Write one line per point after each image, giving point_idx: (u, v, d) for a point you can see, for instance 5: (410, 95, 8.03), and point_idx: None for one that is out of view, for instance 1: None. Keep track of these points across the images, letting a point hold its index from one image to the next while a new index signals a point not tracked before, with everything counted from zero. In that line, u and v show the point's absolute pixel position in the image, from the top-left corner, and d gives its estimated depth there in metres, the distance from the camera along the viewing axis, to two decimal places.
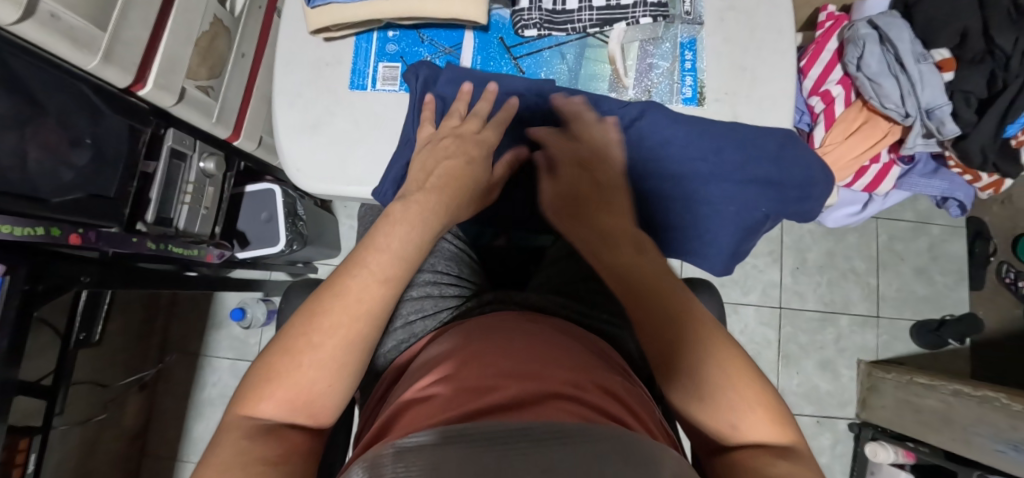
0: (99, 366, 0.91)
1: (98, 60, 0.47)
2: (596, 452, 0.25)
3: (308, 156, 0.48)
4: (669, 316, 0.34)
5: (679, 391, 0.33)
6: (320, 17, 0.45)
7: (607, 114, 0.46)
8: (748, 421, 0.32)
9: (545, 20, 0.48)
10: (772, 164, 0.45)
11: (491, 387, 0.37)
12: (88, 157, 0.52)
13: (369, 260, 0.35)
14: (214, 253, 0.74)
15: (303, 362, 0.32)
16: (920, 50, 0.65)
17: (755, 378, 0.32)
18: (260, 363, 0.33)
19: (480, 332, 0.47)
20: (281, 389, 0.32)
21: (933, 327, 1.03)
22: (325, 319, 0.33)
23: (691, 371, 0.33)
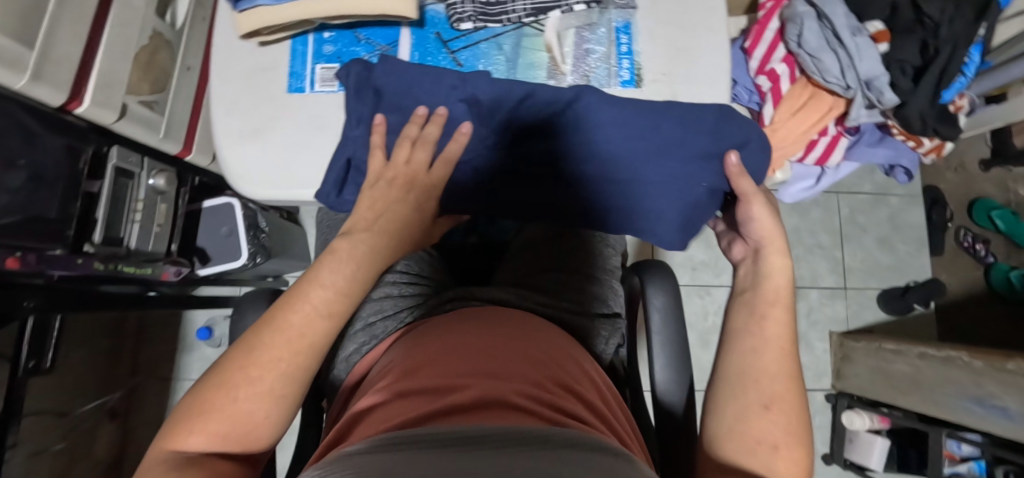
0: (61, 396, 0.88)
1: (28, 78, 0.46)
2: (519, 454, 0.27)
3: (250, 163, 0.48)
4: (784, 346, 0.41)
5: (752, 399, 0.38)
6: (249, 20, 0.45)
7: (546, 100, 0.45)
8: (791, 453, 0.36)
9: (479, 13, 0.48)
10: (709, 137, 0.45)
11: (445, 387, 0.37)
12: (24, 178, 0.51)
13: (311, 296, 0.37)
14: (170, 270, 0.71)
15: (238, 396, 0.33)
16: (855, 23, 0.66)
17: (784, 422, 0.37)
18: (193, 397, 0.34)
19: (437, 331, 0.47)
20: (213, 422, 0.33)
21: (899, 294, 1.05)
22: (264, 351, 0.34)
23: (774, 389, 0.38)
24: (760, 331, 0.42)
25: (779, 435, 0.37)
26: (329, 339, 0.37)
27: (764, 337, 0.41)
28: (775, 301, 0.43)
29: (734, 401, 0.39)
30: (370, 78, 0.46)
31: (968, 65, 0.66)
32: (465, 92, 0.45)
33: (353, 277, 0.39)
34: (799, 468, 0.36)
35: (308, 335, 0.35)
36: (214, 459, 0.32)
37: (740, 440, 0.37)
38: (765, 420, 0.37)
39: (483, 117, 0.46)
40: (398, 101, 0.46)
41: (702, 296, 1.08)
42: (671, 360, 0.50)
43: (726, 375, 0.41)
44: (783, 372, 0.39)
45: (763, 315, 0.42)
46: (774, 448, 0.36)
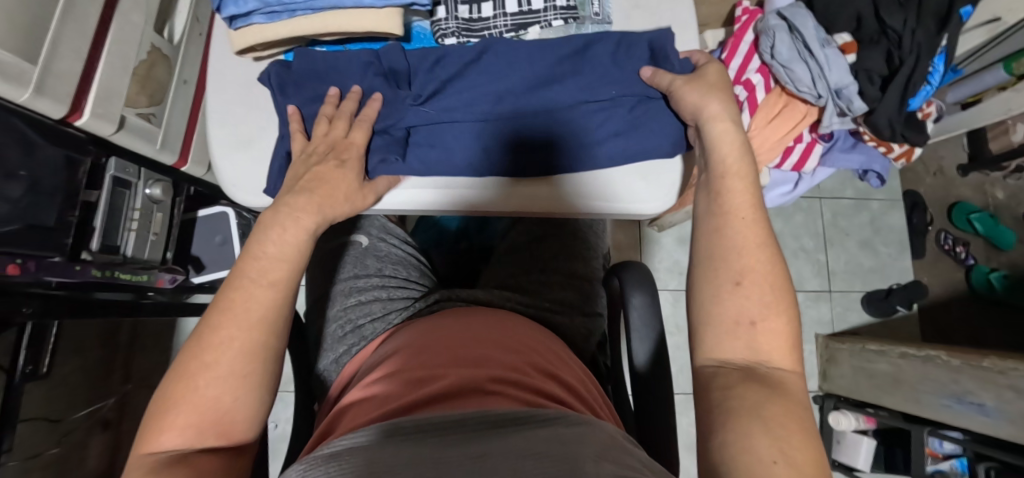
0: (52, 401, 0.89)
1: (30, 91, 0.48)
2: (496, 443, 0.28)
3: (243, 172, 0.50)
4: (751, 213, 0.39)
5: (723, 280, 0.37)
6: (244, 37, 0.47)
7: (457, 57, 0.49)
8: (770, 326, 0.35)
9: (462, 28, 0.51)
10: (608, 62, 0.49)
11: (428, 376, 0.40)
12: (24, 189, 0.52)
13: (247, 268, 0.39)
14: (166, 277, 0.74)
15: (198, 384, 0.34)
16: (824, 35, 0.70)
17: (763, 293, 0.36)
18: (157, 398, 0.34)
19: (421, 328, 0.49)
20: (183, 416, 0.33)
21: (881, 296, 1.08)
22: (212, 338, 0.35)
23: (745, 264, 0.37)
24: (722, 205, 0.40)
25: (756, 312, 0.35)
26: (276, 311, 0.38)
27: (728, 209, 0.39)
28: (733, 174, 0.41)
29: (705, 286, 0.37)
30: (292, 76, 0.48)
31: (933, 74, 0.69)
32: (378, 64, 0.49)
33: (283, 240, 0.41)
34: (784, 336, 0.35)
35: (253, 307, 0.37)
36: (200, 455, 0.33)
37: (717, 327, 0.36)
38: (738, 298, 0.36)
39: (401, 84, 0.49)
40: (319, 85, 0.49)
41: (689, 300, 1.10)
42: (649, 360, 0.53)
43: (697, 262, 0.39)
44: (753, 242, 0.38)
45: (724, 191, 0.40)
46: (752, 326, 0.35)
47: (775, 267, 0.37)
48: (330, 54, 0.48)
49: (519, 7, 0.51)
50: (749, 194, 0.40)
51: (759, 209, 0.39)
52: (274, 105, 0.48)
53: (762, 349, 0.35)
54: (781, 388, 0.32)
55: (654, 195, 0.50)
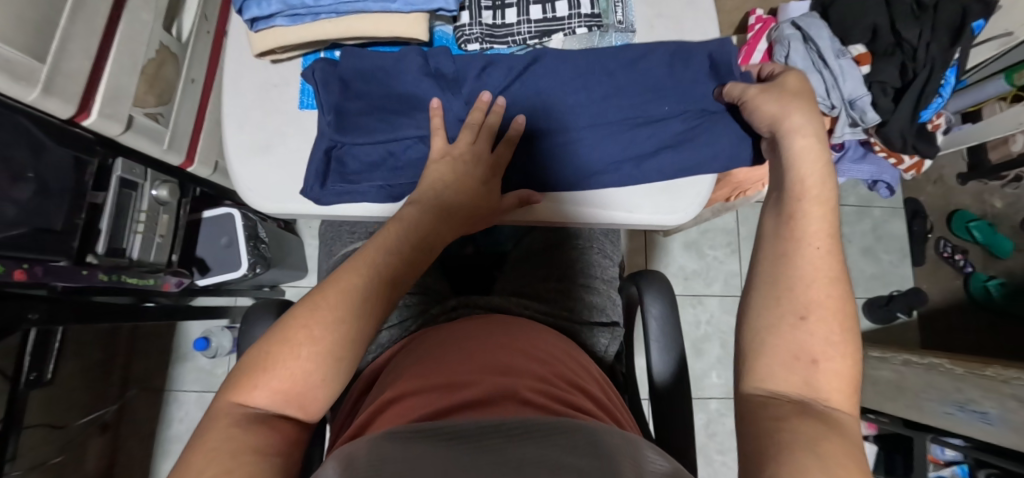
0: (53, 409, 0.91)
1: (39, 91, 0.46)
2: (532, 444, 0.27)
3: (261, 177, 0.49)
4: (824, 245, 0.37)
5: (785, 311, 0.35)
6: (265, 40, 0.46)
7: (505, 66, 0.49)
8: (832, 369, 0.33)
9: (486, 34, 0.50)
10: (661, 73, 0.50)
11: (452, 385, 0.38)
12: (31, 191, 0.51)
13: (369, 261, 0.38)
14: (172, 281, 0.72)
15: (299, 354, 0.32)
16: (839, 46, 0.70)
17: (827, 333, 0.34)
18: (254, 352, 0.33)
19: (442, 340, 0.47)
20: (274, 380, 0.32)
21: (882, 303, 1.09)
22: (327, 312, 0.34)
23: (811, 298, 0.35)
24: (795, 221, 0.38)
25: (819, 349, 0.33)
26: (378, 297, 0.37)
27: (800, 234, 0.37)
28: (815, 192, 0.39)
29: (766, 311, 0.36)
30: (342, 76, 0.47)
31: (944, 87, 0.70)
32: (428, 67, 0.48)
33: (403, 244, 0.40)
34: (848, 378, 0.33)
35: (363, 289, 0.36)
36: (280, 420, 0.32)
37: (772, 358, 0.34)
38: (798, 334, 0.34)
39: (450, 88, 0.49)
40: (363, 87, 0.48)
41: (693, 305, 1.11)
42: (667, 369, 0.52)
43: (757, 286, 0.37)
44: (821, 275, 0.36)
45: (799, 216, 0.38)
46: (813, 364, 0.33)
47: (845, 303, 0.35)
48: (377, 57, 0.48)
49: (543, 14, 0.50)
50: (827, 219, 0.38)
51: (833, 239, 0.37)
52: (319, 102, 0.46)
53: (821, 387, 0.32)
54: (838, 426, 0.30)
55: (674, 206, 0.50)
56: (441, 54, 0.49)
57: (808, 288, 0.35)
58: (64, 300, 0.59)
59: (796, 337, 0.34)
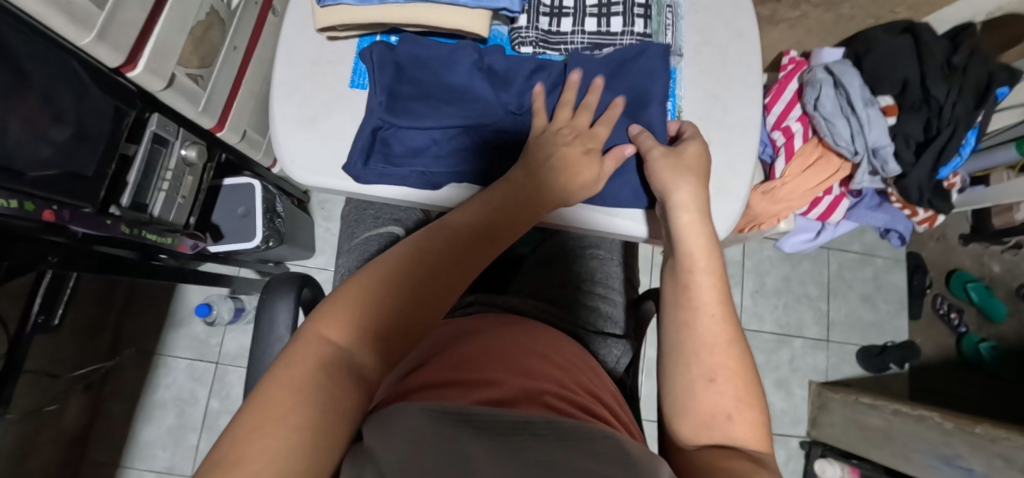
0: None
1: (92, 37, 0.47)
2: (580, 453, 0.26)
3: (304, 149, 0.49)
4: (720, 309, 0.39)
5: (695, 374, 0.37)
6: (328, 16, 0.47)
7: (553, 71, 0.50)
8: (747, 418, 0.35)
9: (541, 39, 0.51)
10: None
11: (479, 380, 0.35)
12: (69, 134, 0.51)
13: (458, 225, 0.42)
14: (188, 243, 0.74)
15: (383, 294, 0.36)
16: (868, 95, 0.72)
17: (736, 374, 0.37)
18: (339, 292, 0.36)
19: (467, 330, 0.45)
20: (361, 315, 0.35)
21: (877, 352, 1.11)
22: (419, 259, 0.38)
23: (716, 360, 0.37)
24: (685, 293, 0.40)
25: (731, 403, 0.36)
26: (449, 265, 0.39)
27: (694, 299, 0.40)
28: (703, 264, 0.41)
29: (679, 376, 0.38)
30: (400, 61, 0.49)
31: (965, 147, 0.72)
32: (481, 62, 0.49)
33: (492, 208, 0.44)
34: (759, 426, 0.36)
35: (433, 240, 0.40)
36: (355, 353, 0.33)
37: (691, 419, 0.36)
38: (712, 394, 0.36)
39: (500, 85, 0.49)
40: (418, 73, 0.49)
41: None
42: None
43: (669, 336, 0.40)
44: (723, 338, 0.38)
45: (692, 284, 0.40)
46: (728, 419, 0.35)
47: (743, 360, 0.38)
48: (437, 47, 0.49)
49: (598, 27, 0.52)
50: (715, 274, 0.41)
51: (727, 302, 0.40)
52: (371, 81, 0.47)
53: (740, 437, 0.35)
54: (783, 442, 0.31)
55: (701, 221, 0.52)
56: (492, 52, 0.50)
57: (706, 326, 0.38)
58: (92, 247, 0.59)
59: (719, 391, 0.36)
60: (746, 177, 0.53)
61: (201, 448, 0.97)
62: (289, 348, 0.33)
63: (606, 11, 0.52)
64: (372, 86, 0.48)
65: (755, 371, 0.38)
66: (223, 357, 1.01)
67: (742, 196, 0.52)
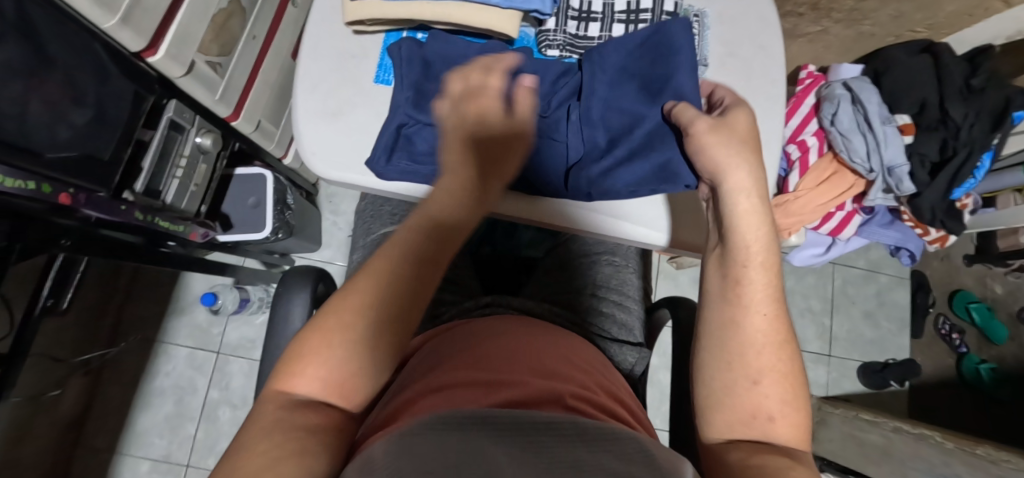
0: (53, 341, 0.88)
1: (116, 20, 0.46)
2: (597, 450, 0.27)
3: (325, 143, 0.48)
4: (771, 307, 0.38)
5: (738, 376, 0.37)
6: (358, 10, 0.47)
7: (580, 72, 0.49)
8: (790, 420, 0.36)
9: (568, 43, 0.51)
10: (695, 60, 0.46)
11: (496, 379, 0.36)
12: (88, 117, 0.50)
13: (400, 238, 0.38)
14: (199, 232, 0.74)
15: (330, 342, 0.34)
16: (886, 113, 0.72)
17: (779, 376, 0.37)
18: (295, 342, 0.35)
19: (483, 331, 0.45)
20: (314, 367, 0.33)
21: (878, 369, 1.10)
22: (358, 289, 0.35)
23: (763, 363, 0.37)
24: (734, 285, 0.39)
25: (774, 405, 0.36)
26: (411, 274, 0.37)
27: (744, 295, 0.38)
28: (753, 252, 0.39)
29: (720, 375, 0.38)
30: (427, 56, 0.48)
31: (980, 169, 0.72)
32: (509, 64, 0.48)
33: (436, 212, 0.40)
34: (801, 427, 0.36)
35: (382, 262, 0.37)
36: (320, 406, 0.33)
37: (727, 415, 0.37)
38: (756, 395, 0.36)
39: (528, 88, 0.49)
40: (445, 71, 0.48)
41: None
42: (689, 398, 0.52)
43: (710, 332, 0.39)
44: (771, 338, 0.37)
45: (743, 277, 0.38)
46: (769, 421, 0.35)
47: (792, 362, 0.37)
48: (466, 45, 0.48)
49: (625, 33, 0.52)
50: (767, 270, 0.39)
51: (779, 300, 0.39)
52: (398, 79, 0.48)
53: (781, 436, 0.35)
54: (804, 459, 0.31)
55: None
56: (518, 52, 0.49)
57: (750, 326, 0.37)
58: (95, 231, 0.58)
59: (766, 395, 0.36)
60: None
61: (199, 437, 0.97)
62: (254, 412, 0.32)
63: (634, 17, 0.52)
64: (399, 83, 0.48)
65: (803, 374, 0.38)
66: (224, 347, 1.01)
67: None
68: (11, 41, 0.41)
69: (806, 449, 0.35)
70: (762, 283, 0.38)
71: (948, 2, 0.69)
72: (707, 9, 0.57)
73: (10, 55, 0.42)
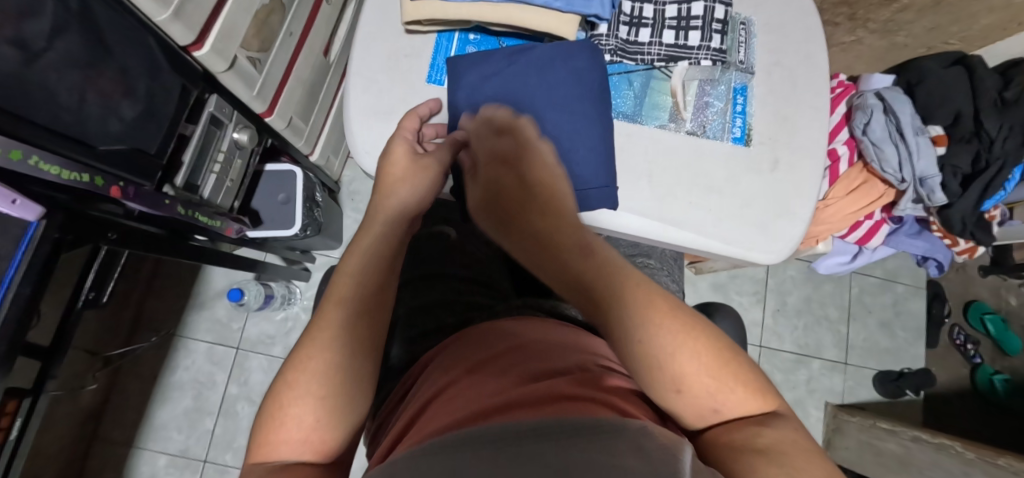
0: (88, 336, 0.87)
1: (169, 13, 0.46)
2: (579, 448, 0.26)
3: (378, 142, 0.49)
4: (655, 310, 0.35)
5: (661, 387, 0.34)
6: (416, 10, 0.47)
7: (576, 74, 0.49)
8: (731, 399, 0.34)
9: (620, 48, 0.52)
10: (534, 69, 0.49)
11: (482, 396, 0.38)
12: (137, 110, 0.51)
13: (331, 291, 0.38)
14: (234, 227, 0.73)
15: (286, 404, 0.33)
16: (918, 124, 0.72)
17: (701, 356, 0.34)
18: (262, 412, 0.34)
19: (475, 351, 0.48)
20: (283, 432, 0.33)
21: (894, 378, 1.12)
22: (305, 351, 0.35)
23: (682, 366, 0.33)
24: (602, 301, 0.36)
25: (717, 395, 0.34)
26: (359, 319, 0.37)
27: (611, 306, 0.36)
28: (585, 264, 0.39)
29: (647, 382, 0.34)
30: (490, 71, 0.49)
31: (1011, 181, 0.72)
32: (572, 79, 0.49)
33: (360, 252, 0.41)
34: (746, 396, 0.34)
35: (326, 321, 0.36)
36: (303, 467, 0.32)
37: (684, 416, 0.35)
38: (686, 400, 0.34)
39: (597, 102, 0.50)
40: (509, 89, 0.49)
41: None
42: None
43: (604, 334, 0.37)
44: (678, 333, 0.34)
45: (598, 289, 0.37)
46: (714, 412, 0.34)
47: (709, 340, 0.35)
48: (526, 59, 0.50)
49: (676, 39, 0.52)
50: (619, 276, 0.37)
51: (645, 291, 0.36)
52: (461, 98, 0.49)
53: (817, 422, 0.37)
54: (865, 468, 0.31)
55: (724, 237, 0.51)
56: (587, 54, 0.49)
57: (642, 338, 0.34)
58: (125, 222, 0.56)
59: (701, 380, 0.34)
60: (810, 200, 0.53)
61: (217, 432, 0.96)
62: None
63: (684, 24, 0.52)
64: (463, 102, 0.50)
65: (722, 338, 0.35)
66: (244, 343, 1.00)
67: (806, 217, 0.52)
68: (72, 33, 0.41)
69: (761, 412, 0.34)
70: (615, 282, 0.37)
71: (984, 15, 0.69)
72: (753, 18, 0.57)
73: (69, 46, 0.42)
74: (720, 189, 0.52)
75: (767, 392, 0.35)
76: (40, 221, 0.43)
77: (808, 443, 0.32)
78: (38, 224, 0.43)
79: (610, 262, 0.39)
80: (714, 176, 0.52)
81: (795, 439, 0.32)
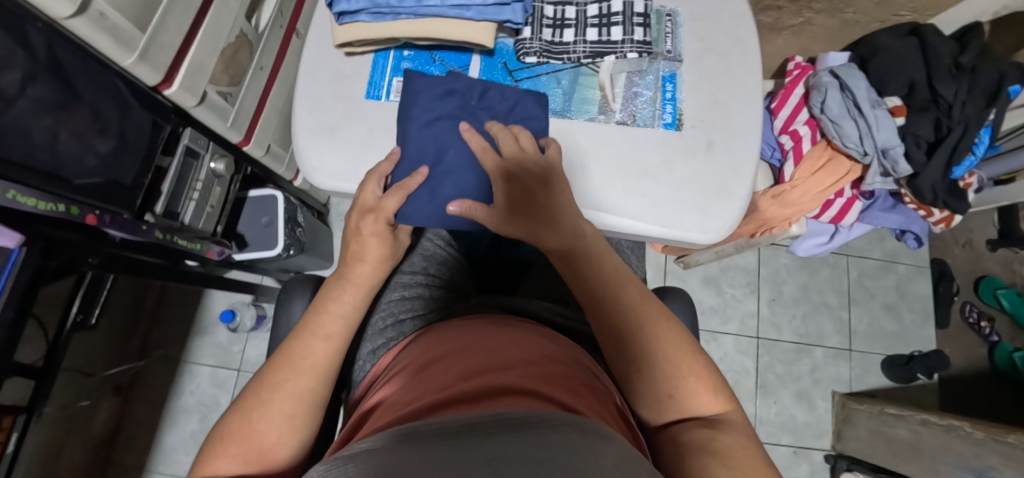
0: (95, 356, 0.94)
1: (135, 57, 0.50)
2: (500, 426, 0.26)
3: (323, 157, 0.53)
4: (636, 291, 0.44)
5: (626, 368, 0.41)
6: (347, 32, 0.51)
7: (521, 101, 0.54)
8: (692, 394, 0.40)
9: (545, 49, 0.55)
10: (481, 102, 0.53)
11: (432, 388, 0.39)
12: (111, 146, 0.56)
13: (311, 321, 0.43)
14: (214, 250, 0.79)
15: (253, 418, 0.38)
16: (875, 97, 0.72)
17: (673, 337, 0.42)
18: (218, 426, 0.38)
19: (445, 336, 0.50)
20: (233, 445, 0.37)
21: (903, 362, 1.08)
22: (288, 372, 0.40)
23: (664, 337, 0.42)
24: (600, 278, 0.44)
25: (678, 387, 0.40)
26: (332, 365, 0.42)
27: (598, 282, 0.44)
28: (592, 249, 0.46)
29: (621, 361, 0.42)
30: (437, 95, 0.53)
31: (979, 145, 0.71)
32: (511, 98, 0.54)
33: (344, 299, 0.45)
34: (705, 390, 0.41)
35: (316, 358, 0.41)
36: None
37: (647, 406, 0.41)
38: (655, 384, 0.40)
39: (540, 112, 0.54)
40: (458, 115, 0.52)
41: (708, 341, 1.09)
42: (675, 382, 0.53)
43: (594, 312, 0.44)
44: (648, 305, 0.43)
45: (586, 270, 0.45)
46: (669, 398, 0.40)
47: (680, 334, 0.42)
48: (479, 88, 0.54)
49: (598, 36, 0.55)
50: (613, 263, 0.46)
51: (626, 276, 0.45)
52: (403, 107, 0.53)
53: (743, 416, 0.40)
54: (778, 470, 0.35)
55: (661, 220, 0.52)
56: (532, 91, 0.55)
57: (619, 302, 0.43)
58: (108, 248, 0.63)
59: (665, 362, 0.41)
60: (748, 179, 0.54)
61: None
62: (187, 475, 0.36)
63: (607, 20, 0.55)
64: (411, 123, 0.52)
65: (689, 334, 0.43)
66: (244, 364, 1.05)
67: (744, 195, 0.53)
68: (43, 80, 0.47)
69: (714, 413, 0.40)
70: (613, 269, 0.45)
71: None
72: (680, 9, 0.59)
73: (41, 92, 0.47)
74: (654, 175, 0.53)
75: (727, 393, 0.41)
76: (21, 248, 0.48)
77: (755, 450, 0.36)
78: (19, 250, 0.48)
79: (605, 247, 0.47)
80: (649, 162, 0.54)
81: (742, 446, 0.36)
